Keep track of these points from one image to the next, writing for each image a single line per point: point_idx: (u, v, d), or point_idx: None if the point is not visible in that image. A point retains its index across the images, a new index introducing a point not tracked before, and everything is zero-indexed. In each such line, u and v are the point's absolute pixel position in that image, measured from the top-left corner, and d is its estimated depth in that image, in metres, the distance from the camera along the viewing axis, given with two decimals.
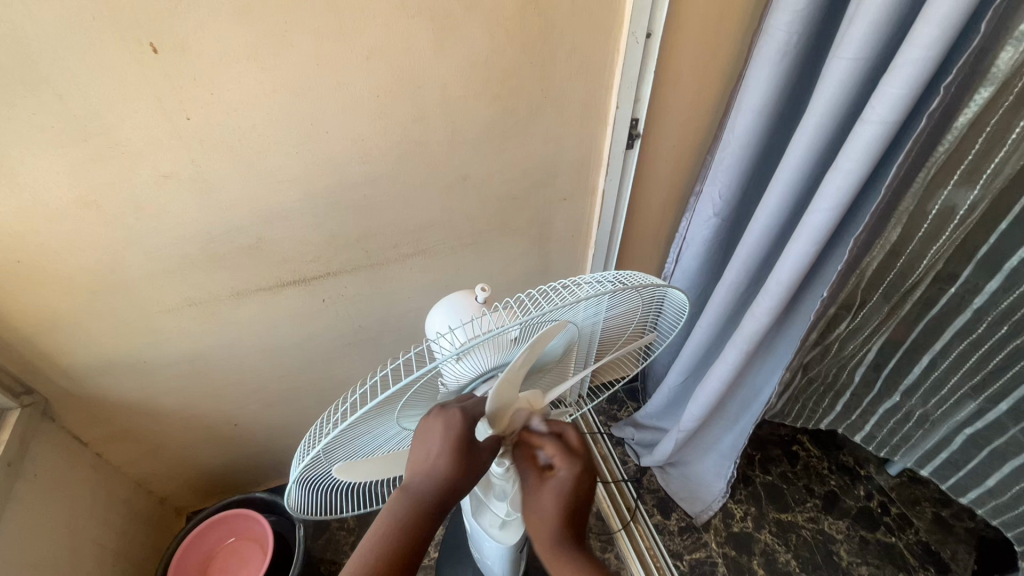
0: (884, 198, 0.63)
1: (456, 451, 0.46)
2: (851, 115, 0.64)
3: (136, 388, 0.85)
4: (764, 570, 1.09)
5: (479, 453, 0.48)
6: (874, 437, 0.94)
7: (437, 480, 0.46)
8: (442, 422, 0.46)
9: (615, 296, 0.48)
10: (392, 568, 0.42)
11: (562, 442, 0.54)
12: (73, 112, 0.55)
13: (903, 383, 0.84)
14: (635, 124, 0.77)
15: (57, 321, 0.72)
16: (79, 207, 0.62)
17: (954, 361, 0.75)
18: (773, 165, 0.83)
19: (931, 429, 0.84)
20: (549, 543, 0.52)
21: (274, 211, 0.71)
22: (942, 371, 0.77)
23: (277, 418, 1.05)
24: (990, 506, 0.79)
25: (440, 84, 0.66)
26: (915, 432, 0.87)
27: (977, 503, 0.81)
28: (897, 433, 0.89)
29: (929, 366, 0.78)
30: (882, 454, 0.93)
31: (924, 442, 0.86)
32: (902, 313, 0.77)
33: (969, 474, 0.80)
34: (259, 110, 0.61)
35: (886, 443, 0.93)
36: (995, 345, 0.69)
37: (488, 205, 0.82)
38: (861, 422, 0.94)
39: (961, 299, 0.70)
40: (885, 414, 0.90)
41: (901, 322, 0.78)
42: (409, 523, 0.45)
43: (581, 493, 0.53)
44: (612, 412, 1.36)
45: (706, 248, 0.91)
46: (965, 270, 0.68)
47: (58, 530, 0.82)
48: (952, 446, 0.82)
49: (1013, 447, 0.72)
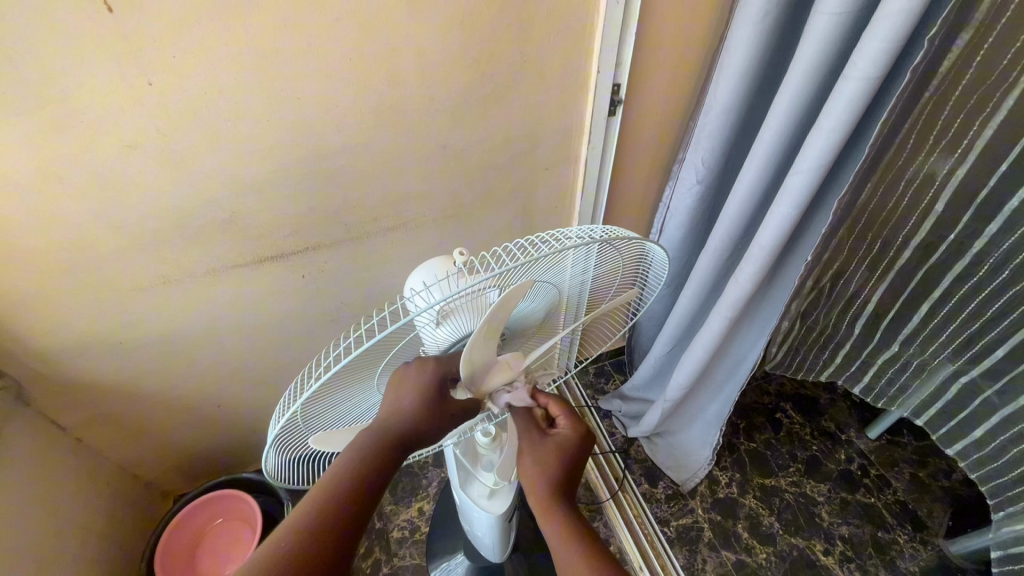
0: (867, 157, 0.63)
1: (428, 400, 0.46)
2: (835, 70, 0.63)
3: (113, 370, 0.83)
4: (749, 533, 1.11)
5: (451, 406, 0.47)
6: (872, 388, 0.92)
7: (405, 422, 0.45)
8: (416, 371, 0.46)
9: (597, 250, 0.47)
10: (362, 481, 0.43)
11: (558, 406, 0.56)
12: (25, 77, 0.52)
13: (901, 335, 0.81)
14: (617, 89, 0.76)
15: (25, 301, 0.69)
16: (41, 181, 0.59)
17: (952, 308, 0.72)
18: (757, 128, 0.83)
19: (929, 377, 0.82)
20: (542, 494, 0.52)
21: (248, 184, 0.69)
22: (940, 319, 0.75)
23: (262, 398, 1.04)
24: (973, 458, 0.81)
25: (416, 47, 0.64)
26: (911, 381, 0.86)
27: (962, 455, 0.83)
28: (894, 382, 0.88)
29: (927, 315, 0.76)
30: (879, 405, 0.92)
31: (919, 392, 0.85)
32: (898, 264, 0.75)
33: (959, 423, 0.81)
34: (227, 75, 0.59)
35: (883, 394, 0.92)
36: (989, 293, 0.67)
37: (470, 175, 0.81)
38: (861, 374, 0.92)
39: (960, 247, 0.67)
40: (884, 363, 0.87)
41: (898, 275, 0.76)
42: (377, 450, 0.44)
43: (580, 453, 0.55)
44: (599, 385, 1.38)
45: (690, 217, 0.91)
46: (963, 216, 0.65)
47: (39, 515, 0.81)
48: (947, 396, 0.81)
49: (1005, 396, 0.71)
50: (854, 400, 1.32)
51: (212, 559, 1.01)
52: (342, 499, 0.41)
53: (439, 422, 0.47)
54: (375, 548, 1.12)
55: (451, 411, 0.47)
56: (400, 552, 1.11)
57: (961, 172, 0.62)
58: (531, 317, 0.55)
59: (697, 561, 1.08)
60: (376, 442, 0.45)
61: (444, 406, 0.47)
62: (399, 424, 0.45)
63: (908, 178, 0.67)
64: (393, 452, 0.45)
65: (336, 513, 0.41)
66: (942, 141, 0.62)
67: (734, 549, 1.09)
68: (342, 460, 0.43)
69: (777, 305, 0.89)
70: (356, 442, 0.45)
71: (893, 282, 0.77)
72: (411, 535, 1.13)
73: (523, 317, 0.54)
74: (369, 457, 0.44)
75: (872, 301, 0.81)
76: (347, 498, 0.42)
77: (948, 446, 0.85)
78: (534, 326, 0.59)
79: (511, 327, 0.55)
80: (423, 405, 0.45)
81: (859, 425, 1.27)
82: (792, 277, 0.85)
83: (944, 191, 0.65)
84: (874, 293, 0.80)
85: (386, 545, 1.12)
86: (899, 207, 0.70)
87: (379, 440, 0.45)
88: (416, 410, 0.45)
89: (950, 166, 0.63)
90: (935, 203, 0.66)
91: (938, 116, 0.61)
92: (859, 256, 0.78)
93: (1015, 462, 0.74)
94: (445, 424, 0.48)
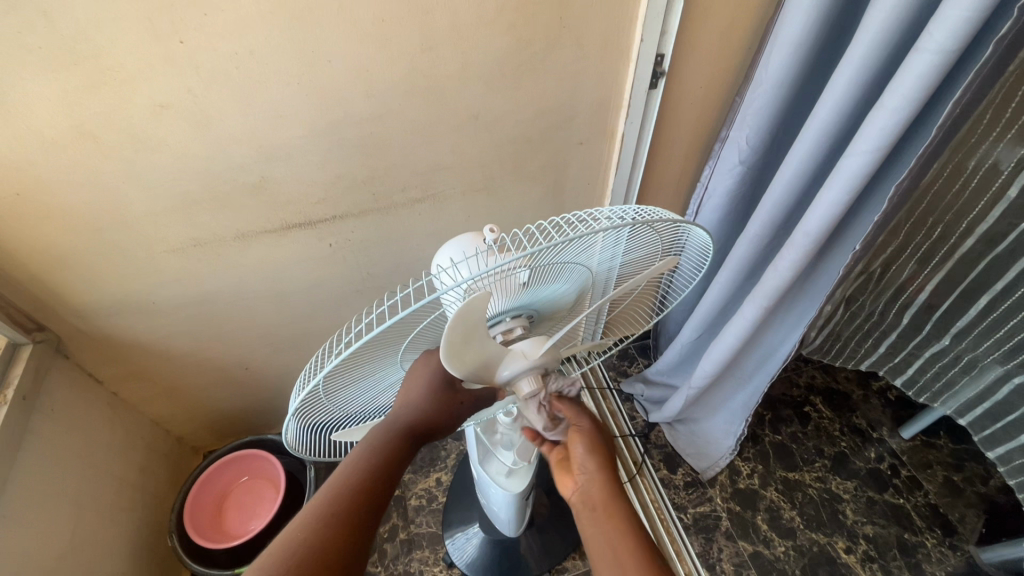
0: (933, 140, 0.58)
1: (437, 391, 0.47)
2: (906, 42, 0.58)
3: (146, 329, 0.86)
4: (768, 525, 1.09)
5: (460, 392, 0.49)
6: (915, 382, 0.88)
7: (413, 414, 0.46)
8: (425, 361, 0.47)
9: (635, 231, 0.45)
10: (373, 480, 0.42)
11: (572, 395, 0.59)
12: (58, 31, 0.52)
13: (953, 328, 0.76)
14: (660, 61, 0.71)
15: (62, 257, 0.71)
16: (76, 139, 0.60)
17: (1015, 303, 0.67)
18: (810, 105, 0.77)
19: (979, 376, 0.78)
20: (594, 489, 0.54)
21: (278, 148, 0.68)
22: (999, 316, 0.70)
23: (288, 363, 1.05)
24: (1014, 464, 0.78)
25: (451, 10, 0.60)
26: (959, 378, 0.80)
27: (1001, 460, 0.80)
28: (940, 378, 0.83)
29: (984, 310, 0.71)
30: (921, 400, 0.88)
31: (966, 390, 0.81)
32: (958, 253, 0.70)
33: (1006, 426, 0.77)
34: (257, 34, 0.57)
35: (927, 389, 0.87)
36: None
37: (500, 148, 0.78)
38: (904, 366, 0.87)
39: None
40: (930, 358, 0.83)
41: (958, 265, 0.71)
42: (386, 451, 0.44)
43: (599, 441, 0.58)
44: (622, 368, 1.36)
45: (729, 199, 0.86)
46: None
47: (77, 462, 0.85)
48: (996, 397, 0.76)
49: None
50: (889, 398, 1.26)
51: (238, 513, 1.05)
52: (352, 497, 0.41)
53: (447, 410, 0.48)
54: (393, 514, 1.14)
55: (459, 399, 0.49)
56: (416, 520, 1.13)
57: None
58: (558, 300, 0.53)
59: (712, 549, 1.07)
60: (387, 435, 0.45)
61: (453, 393, 0.48)
62: (405, 417, 0.46)
63: (970, 169, 0.63)
64: (403, 445, 0.45)
65: (347, 513, 0.40)
66: (1009, 133, 0.58)
67: (751, 540, 1.08)
68: (347, 462, 0.43)
69: (818, 295, 0.86)
70: (368, 438, 0.45)
71: (948, 275, 0.73)
72: (428, 504, 1.15)
73: (550, 300, 0.52)
74: (378, 452, 0.44)
75: (924, 294, 0.77)
76: (357, 497, 0.41)
77: (989, 450, 0.82)
78: (561, 309, 0.57)
79: (536, 309, 0.53)
80: (427, 397, 0.46)
81: (892, 423, 1.22)
82: (837, 265, 0.81)
83: (1018, 177, 0.60)
84: (925, 286, 0.76)
85: (403, 512, 1.15)
86: (965, 191, 0.65)
87: (384, 436, 0.45)
88: (425, 398, 0.46)
89: (1019, 159, 0.59)
90: (1008, 189, 0.61)
91: (1015, 92, 0.55)
92: (918, 242, 0.73)
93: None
94: (453, 413, 0.49)
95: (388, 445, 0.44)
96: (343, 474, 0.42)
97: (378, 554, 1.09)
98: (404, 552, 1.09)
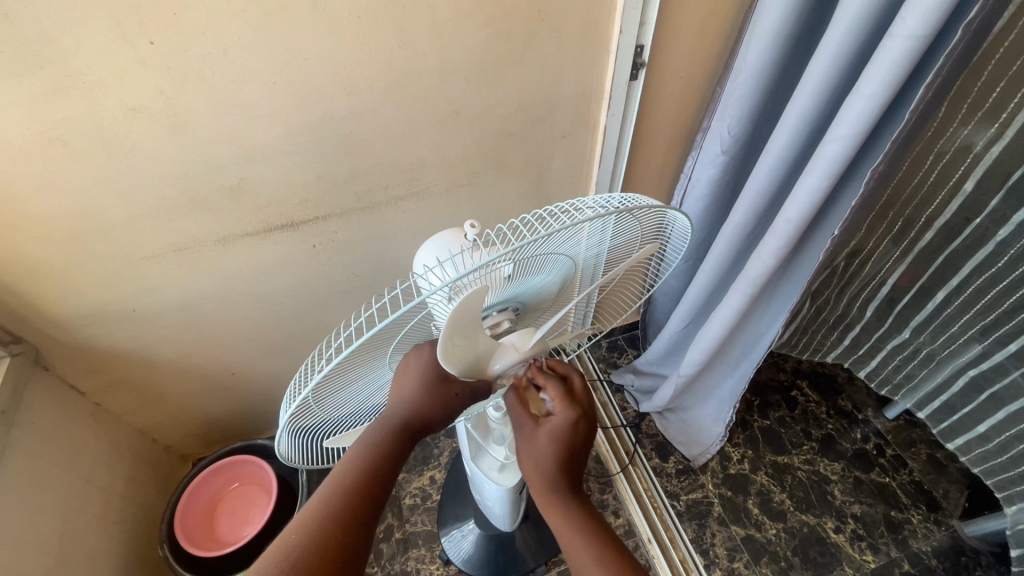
0: (907, 126, 0.58)
1: (430, 385, 0.46)
2: (878, 32, 0.59)
3: (128, 337, 0.84)
4: (759, 509, 1.11)
5: (454, 385, 0.48)
6: (879, 374, 0.93)
7: (407, 411, 0.46)
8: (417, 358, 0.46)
9: (618, 219, 0.45)
10: (366, 481, 0.42)
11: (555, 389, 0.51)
12: (22, 35, 0.50)
13: (912, 321, 0.81)
14: (640, 51, 0.71)
15: (38, 268, 0.70)
16: (45, 145, 0.58)
17: (967, 298, 0.72)
18: (790, 92, 0.78)
19: (936, 368, 0.82)
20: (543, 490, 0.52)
21: (256, 148, 0.67)
22: (954, 310, 0.74)
23: (274, 366, 1.04)
24: (974, 454, 0.82)
25: (427, 4, 0.60)
26: (919, 370, 0.85)
27: (963, 449, 0.84)
28: (902, 370, 0.88)
29: (940, 304, 0.75)
30: (883, 392, 0.93)
31: (925, 382, 0.85)
32: (919, 245, 0.74)
33: (964, 416, 0.81)
34: (230, 32, 0.56)
35: (889, 381, 0.92)
36: (1008, 284, 0.65)
37: (483, 143, 0.78)
38: (868, 358, 0.93)
39: (984, 231, 0.65)
40: (892, 350, 0.87)
41: (917, 259, 0.75)
42: (378, 449, 0.44)
43: (577, 440, 0.51)
44: (612, 359, 1.37)
45: (713, 188, 0.87)
46: (992, 199, 0.63)
47: (62, 475, 0.83)
48: (953, 388, 0.81)
49: (1012, 391, 0.71)
50: None
51: (231, 520, 1.05)
52: (345, 499, 0.41)
53: (442, 404, 0.47)
54: (388, 514, 1.14)
55: (455, 391, 0.48)
56: (412, 519, 1.13)
57: (995, 152, 0.60)
58: (545, 291, 0.54)
59: (705, 535, 1.09)
60: (377, 440, 0.44)
61: (447, 385, 0.47)
62: (398, 412, 0.46)
63: (938, 153, 0.65)
64: (396, 445, 0.45)
65: (339, 515, 0.40)
66: (977, 114, 0.60)
67: (743, 524, 1.09)
68: (343, 463, 0.43)
69: (799, 281, 0.87)
70: (359, 441, 0.44)
71: (918, 258, 0.75)
72: (423, 503, 1.15)
73: (536, 291, 0.52)
74: (370, 456, 0.43)
75: (890, 282, 0.80)
76: (350, 498, 0.41)
77: (948, 441, 0.86)
78: (547, 299, 0.57)
79: (526, 301, 0.53)
80: (420, 390, 0.46)
81: (877, 405, 1.24)
82: (817, 251, 0.82)
83: (974, 171, 0.63)
84: (896, 270, 0.79)
85: (398, 511, 1.14)
86: (924, 186, 0.69)
87: (376, 434, 0.45)
88: (419, 392, 0.46)
89: (990, 137, 0.60)
90: (965, 181, 0.65)
91: (975, 81, 0.58)
92: (879, 236, 0.78)
93: (1017, 459, 0.75)
94: (448, 407, 0.48)
95: (380, 444, 0.44)
96: (334, 479, 0.42)
97: (374, 555, 1.09)
98: (400, 551, 1.09)
